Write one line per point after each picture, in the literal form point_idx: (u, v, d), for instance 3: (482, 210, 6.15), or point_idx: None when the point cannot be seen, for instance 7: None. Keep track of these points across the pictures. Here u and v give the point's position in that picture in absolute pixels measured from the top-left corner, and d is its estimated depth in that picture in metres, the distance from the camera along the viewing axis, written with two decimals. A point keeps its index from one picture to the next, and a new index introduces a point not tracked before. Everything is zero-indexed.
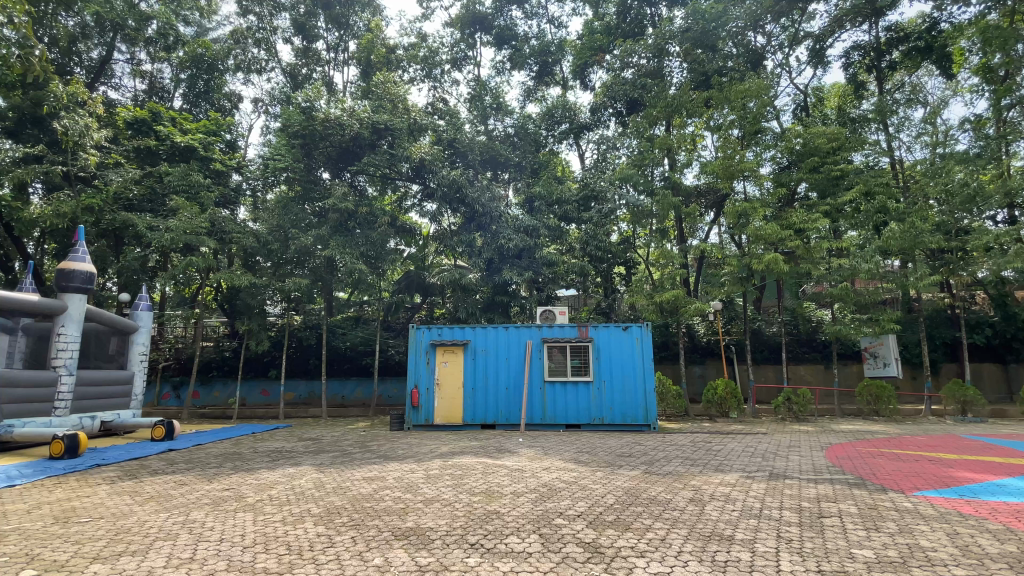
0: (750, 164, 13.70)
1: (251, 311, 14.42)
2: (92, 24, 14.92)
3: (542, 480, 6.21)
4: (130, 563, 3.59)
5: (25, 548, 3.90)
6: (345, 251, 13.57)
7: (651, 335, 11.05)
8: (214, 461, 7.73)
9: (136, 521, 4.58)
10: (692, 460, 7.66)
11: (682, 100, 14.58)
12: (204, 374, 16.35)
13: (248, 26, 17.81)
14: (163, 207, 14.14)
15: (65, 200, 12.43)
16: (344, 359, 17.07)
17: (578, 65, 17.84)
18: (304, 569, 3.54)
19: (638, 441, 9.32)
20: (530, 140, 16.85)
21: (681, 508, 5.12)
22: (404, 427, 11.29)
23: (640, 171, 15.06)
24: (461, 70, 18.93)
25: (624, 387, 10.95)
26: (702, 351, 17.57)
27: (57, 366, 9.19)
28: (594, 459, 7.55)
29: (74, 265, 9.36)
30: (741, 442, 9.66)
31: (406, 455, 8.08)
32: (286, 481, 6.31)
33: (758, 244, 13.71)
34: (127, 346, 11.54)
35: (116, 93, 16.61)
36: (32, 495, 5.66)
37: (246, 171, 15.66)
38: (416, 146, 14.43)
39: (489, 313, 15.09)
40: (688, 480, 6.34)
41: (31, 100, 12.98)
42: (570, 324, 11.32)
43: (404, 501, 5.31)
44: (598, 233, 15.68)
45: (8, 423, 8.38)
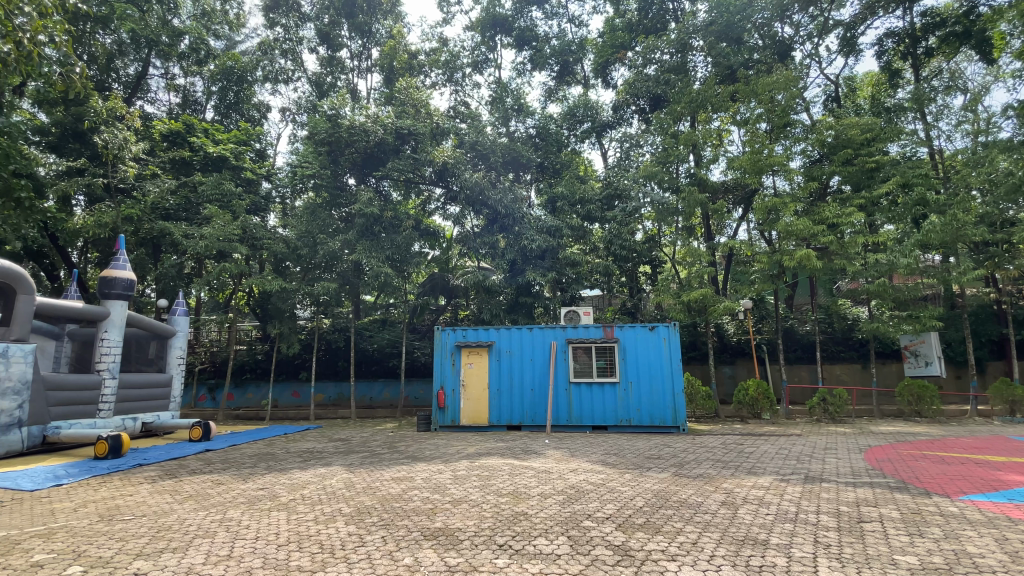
0: (780, 158, 13.30)
1: (282, 315, 14.81)
2: (128, 42, 15.54)
3: (570, 481, 6.18)
4: (171, 560, 3.71)
5: (73, 544, 4.09)
6: (372, 255, 13.84)
7: (678, 334, 10.84)
8: (248, 461, 7.94)
9: (177, 519, 4.74)
10: (723, 463, 7.49)
11: (707, 95, 14.28)
12: (238, 377, 16.85)
13: (275, 38, 18.36)
14: (197, 215, 14.63)
15: (107, 211, 13.00)
16: (372, 361, 17.33)
17: (599, 63, 17.65)
18: (336, 567, 3.59)
19: (667, 443, 9.17)
20: (552, 141, 16.79)
21: (713, 511, 5.00)
22: (431, 428, 11.44)
23: (665, 168, 14.79)
24: (482, 73, 19.02)
25: (651, 388, 10.77)
26: (732, 351, 17.20)
27: (102, 369, 9.63)
28: (622, 462, 7.45)
29: (116, 273, 9.79)
30: (775, 443, 9.40)
31: (433, 456, 8.18)
32: (318, 481, 6.44)
33: (790, 240, 13.34)
34: (167, 350, 11.94)
35: (152, 107, 17.27)
36: (79, 494, 5.93)
37: (276, 179, 16.10)
38: (439, 151, 14.74)
39: (513, 314, 15.10)
40: (719, 483, 6.20)
41: (73, 116, 13.68)
42: (595, 324, 11.21)
43: (432, 501, 5.36)
44: (621, 232, 15.34)
45: (56, 424, 8.70)
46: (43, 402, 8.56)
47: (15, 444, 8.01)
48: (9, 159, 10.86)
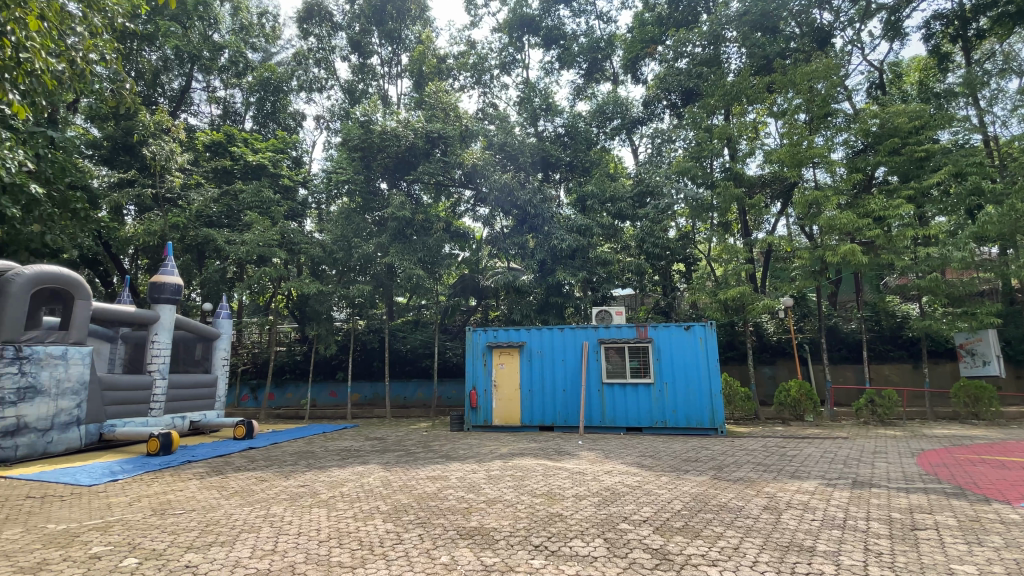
0: (820, 150, 12.77)
1: (320, 317, 15.21)
2: (172, 58, 16.30)
3: (605, 483, 6.10)
4: (220, 553, 3.85)
5: (128, 537, 4.29)
6: (404, 257, 14.08)
7: (715, 334, 10.54)
8: (289, 458, 8.19)
9: (224, 514, 4.93)
10: (765, 466, 7.24)
11: (742, 87, 13.89)
12: (278, 377, 17.40)
13: (309, 48, 18.90)
14: (238, 222, 15.21)
15: (156, 220, 13.76)
16: (405, 362, 17.58)
17: (627, 59, 17.36)
18: (375, 564, 3.65)
19: (705, 446, 8.93)
20: (582, 139, 16.64)
21: (756, 516, 4.84)
22: (464, 427, 11.54)
23: (698, 164, 14.46)
24: (510, 74, 19.04)
25: (688, 389, 10.53)
26: (772, 351, 16.67)
27: (153, 370, 10.16)
28: (658, 464, 7.29)
29: (165, 278, 10.33)
30: (819, 446, 9.04)
31: (467, 456, 8.21)
32: (356, 478, 6.58)
33: (832, 234, 12.79)
34: (212, 351, 12.44)
35: (195, 119, 18.08)
36: (134, 489, 6.24)
37: (312, 185, 16.65)
38: (468, 153, 14.84)
39: (544, 314, 15.03)
40: (761, 487, 6.00)
41: (123, 130, 14.47)
42: (628, 324, 11.03)
43: (467, 501, 5.38)
44: (655, 230, 14.95)
45: (112, 423, 9.17)
46: (100, 401, 9.02)
47: (75, 442, 8.46)
48: (66, 173, 11.53)
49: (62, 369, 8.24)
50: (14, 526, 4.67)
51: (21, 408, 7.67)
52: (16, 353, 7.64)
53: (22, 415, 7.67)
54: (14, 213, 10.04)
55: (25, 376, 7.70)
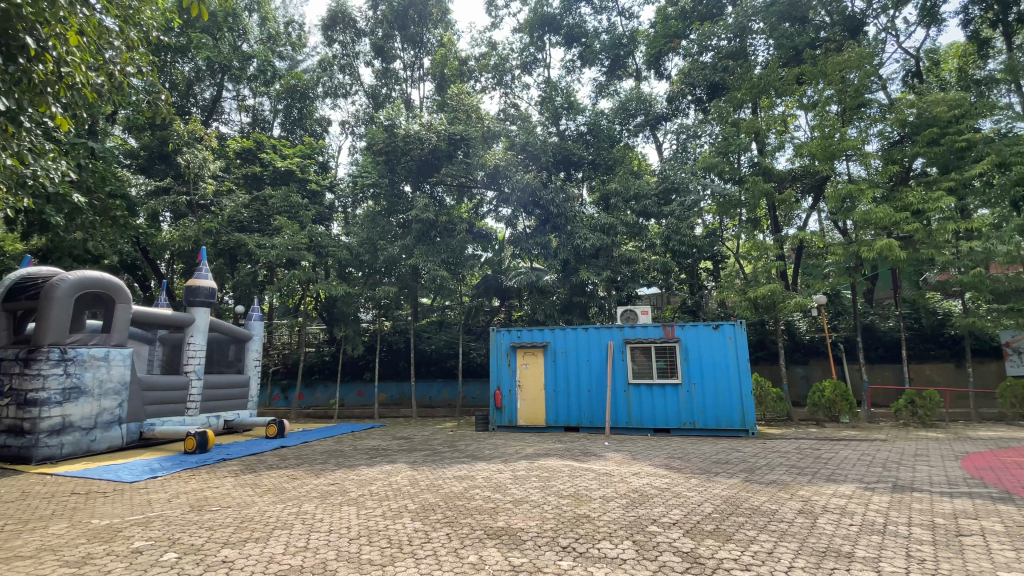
0: (853, 142, 12.34)
1: (347, 318, 15.46)
2: (204, 69, 16.89)
3: (632, 485, 6.02)
4: (255, 549, 3.95)
5: (168, 532, 4.44)
6: (428, 259, 14.24)
7: (745, 333, 10.31)
8: (320, 457, 8.35)
9: (258, 510, 5.06)
10: (799, 469, 7.03)
11: (770, 79, 13.53)
12: (308, 377, 17.79)
13: (333, 54, 19.27)
14: (268, 226, 15.60)
15: (190, 226, 14.28)
16: (430, 362, 17.73)
17: (651, 54, 17.13)
18: (404, 562, 3.68)
19: (736, 447, 8.73)
20: (604, 136, 16.50)
21: (790, 520, 4.70)
22: (489, 427, 11.59)
23: (725, 159, 14.15)
24: (531, 74, 19.01)
25: (717, 390, 10.31)
26: (805, 350, 16.20)
27: (189, 371, 10.53)
28: (687, 466, 7.16)
29: (199, 282, 10.69)
30: (856, 449, 8.73)
31: (493, 456, 8.23)
32: (385, 477, 6.66)
33: (868, 229, 12.34)
34: (244, 353, 12.78)
35: (226, 127, 18.63)
36: (173, 486, 6.46)
37: (338, 189, 16.98)
38: (490, 154, 14.91)
39: (568, 314, 14.93)
40: (795, 490, 5.82)
41: (158, 139, 15.06)
42: (654, 323, 10.88)
43: (494, 501, 5.38)
44: (681, 227, 14.58)
45: (151, 422, 9.51)
46: (140, 401, 9.37)
47: (116, 440, 8.81)
48: (105, 182, 12.02)
49: (105, 371, 8.58)
50: (62, 521, 4.88)
51: (66, 408, 8.00)
52: (62, 355, 7.94)
53: (67, 414, 8.00)
54: (58, 222, 10.75)
55: (71, 377, 8.03)
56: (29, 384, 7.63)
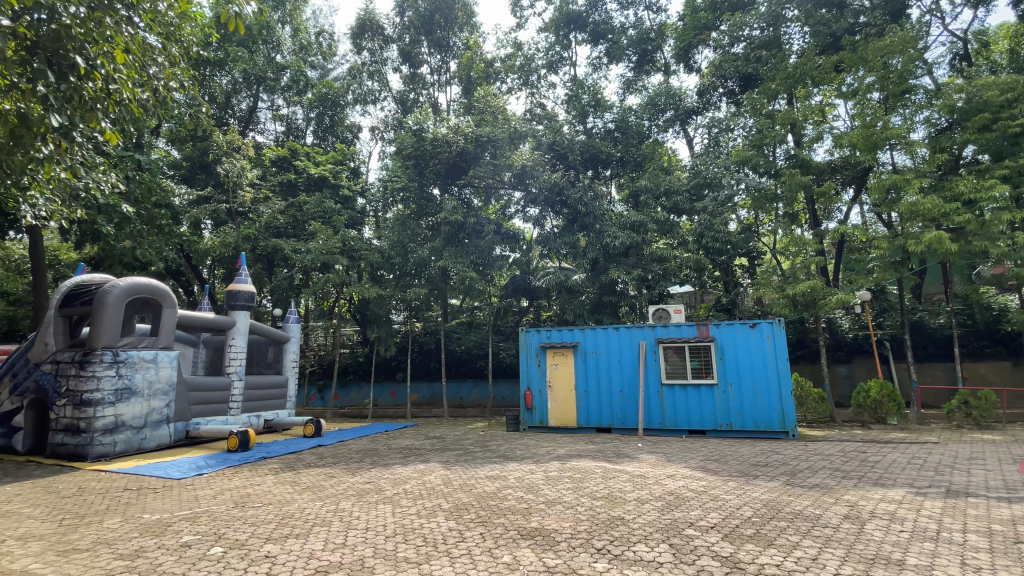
0: (898, 130, 11.76)
1: (379, 320, 15.69)
2: (241, 81, 17.53)
3: (668, 487, 5.90)
4: (295, 545, 4.06)
5: (214, 528, 4.62)
6: (457, 261, 14.42)
7: (784, 331, 9.96)
8: (355, 456, 8.51)
9: (298, 508, 5.21)
10: (844, 473, 6.75)
11: (806, 68, 13.05)
12: (343, 378, 18.20)
13: (362, 62, 19.68)
14: (303, 232, 16.06)
15: (230, 233, 14.85)
16: (460, 362, 17.86)
17: (679, 48, 16.84)
18: (440, 561, 3.72)
19: (776, 449, 8.46)
20: (633, 133, 16.25)
21: (835, 525, 4.51)
22: (520, 428, 11.60)
23: (760, 152, 13.69)
24: (557, 73, 18.93)
25: (755, 391, 10.01)
26: (848, 349, 15.55)
27: (231, 371, 10.95)
28: (724, 469, 6.97)
29: (240, 287, 11.07)
30: (905, 452, 8.33)
31: (524, 456, 8.23)
32: (418, 476, 6.74)
33: (914, 221, 11.73)
34: (282, 354, 13.20)
35: (262, 137, 19.27)
36: (217, 483, 6.72)
37: (369, 194, 17.40)
38: (517, 155, 14.95)
39: (598, 314, 14.73)
40: (840, 495, 5.59)
41: (199, 150, 15.75)
42: (688, 322, 10.64)
43: (527, 501, 5.39)
44: (715, 224, 14.08)
45: (196, 421, 9.94)
46: (186, 401, 9.80)
47: (165, 438, 9.24)
48: (151, 193, 12.64)
49: (153, 372, 9.01)
50: (115, 516, 5.14)
51: (119, 407, 8.43)
52: (114, 357, 8.34)
53: (119, 414, 8.43)
54: (109, 230, 11.24)
55: (122, 378, 8.45)
56: (85, 385, 8.05)
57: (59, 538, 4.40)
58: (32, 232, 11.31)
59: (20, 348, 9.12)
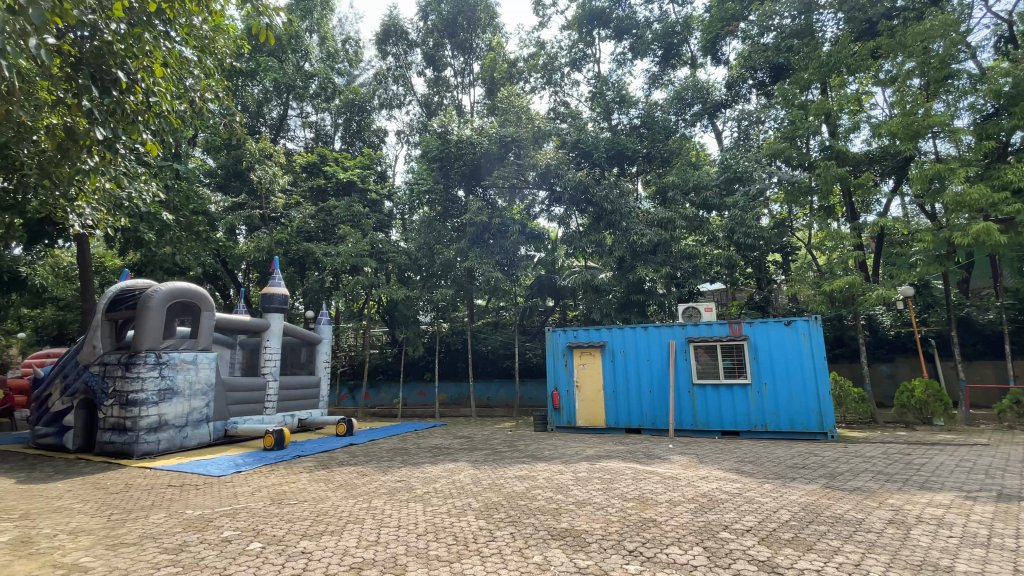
0: (941, 117, 11.20)
1: (407, 321, 15.91)
2: (271, 90, 18.03)
3: (701, 489, 5.79)
4: (330, 541, 4.16)
5: (252, 523, 4.77)
6: (483, 261, 14.54)
7: (821, 329, 9.63)
8: (386, 455, 8.65)
9: (332, 505, 5.32)
10: (887, 476, 6.47)
11: (841, 56, 12.56)
12: (373, 378, 18.53)
13: (387, 67, 19.97)
14: (333, 235, 16.43)
15: (264, 238, 15.29)
16: (487, 362, 17.93)
17: (707, 40, 16.49)
18: (471, 560, 3.74)
19: (813, 451, 8.19)
20: (660, 128, 15.98)
21: (879, 530, 4.33)
22: (548, 428, 11.59)
23: (793, 145, 13.25)
24: (581, 70, 18.78)
25: (791, 391, 9.71)
26: (889, 347, 14.93)
27: (266, 372, 11.28)
28: (760, 471, 6.78)
29: (273, 290, 11.38)
30: (954, 454, 7.93)
31: (553, 456, 8.21)
32: (448, 475, 6.81)
33: (960, 212, 11.16)
34: (314, 355, 13.50)
35: (292, 144, 19.77)
36: (255, 480, 6.94)
37: (396, 197, 17.74)
38: (541, 154, 14.91)
39: (625, 313, 14.54)
40: (883, 498, 5.36)
41: (233, 158, 16.30)
42: (719, 321, 10.39)
43: (556, 501, 5.37)
44: (746, 218, 13.76)
45: (234, 420, 10.27)
46: (225, 401, 10.13)
47: (205, 437, 9.58)
48: (189, 201, 13.17)
49: (193, 373, 9.36)
50: (160, 511, 5.36)
51: (162, 407, 8.79)
52: (157, 359, 8.70)
53: (162, 413, 8.79)
54: (150, 236, 11.71)
55: (165, 379, 8.81)
56: (130, 385, 8.42)
57: (108, 532, 4.62)
58: (79, 240, 11.91)
59: (70, 351, 9.60)
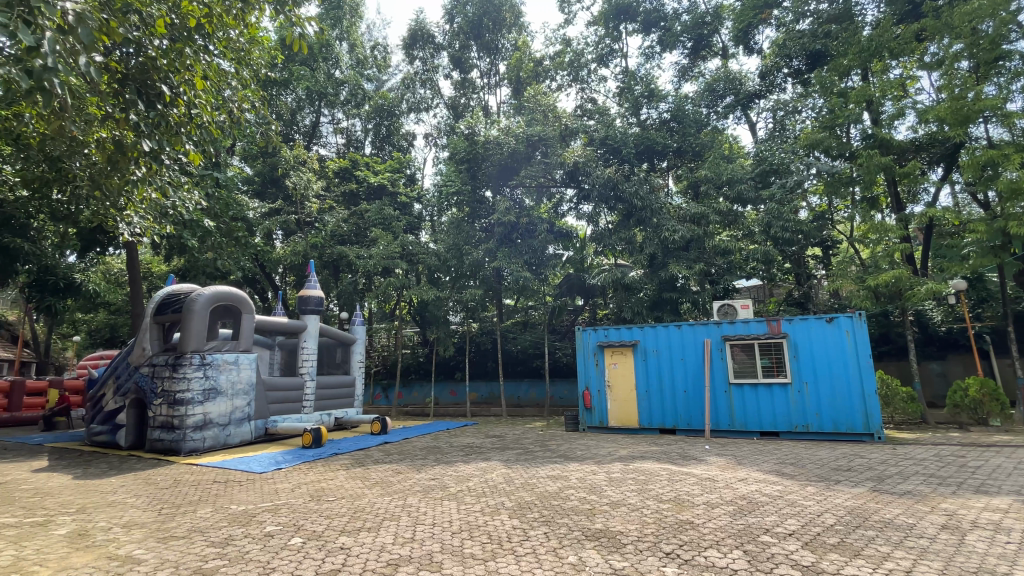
0: (993, 100, 10.54)
1: (438, 321, 16.10)
2: (304, 98, 18.55)
3: (739, 491, 5.64)
4: (368, 538, 4.24)
5: (293, 519, 4.91)
6: (511, 261, 14.59)
7: (866, 326, 9.23)
8: (420, 454, 8.76)
9: (368, 502, 5.43)
10: (940, 479, 6.14)
11: (882, 41, 11.95)
12: (405, 377, 18.84)
13: (415, 71, 20.22)
14: (365, 238, 16.75)
15: (299, 242, 15.70)
16: (517, 362, 17.93)
17: (739, 30, 16.05)
18: (505, 558, 3.75)
19: (859, 453, 7.85)
20: (690, 121, 15.64)
21: (931, 535, 4.12)
22: (579, 428, 11.53)
23: (832, 134, 12.73)
24: (608, 66, 18.61)
25: (834, 390, 9.35)
26: (940, 344, 14.15)
27: (303, 372, 11.62)
28: (801, 473, 6.55)
29: (309, 292, 11.71)
30: (1014, 456, 7.45)
31: (585, 456, 8.14)
32: (481, 474, 6.84)
33: (1017, 200, 10.50)
34: (349, 355, 13.81)
35: (325, 150, 20.28)
36: (295, 477, 7.15)
37: (425, 200, 17.99)
38: (569, 151, 14.83)
39: (657, 311, 14.30)
40: (936, 503, 5.09)
41: (269, 166, 16.84)
42: (757, 318, 10.09)
43: (590, 501, 5.33)
44: (783, 212, 13.32)
45: (274, 419, 10.61)
46: (265, 400, 10.48)
47: (247, 435, 9.95)
48: (228, 208, 13.66)
49: (235, 373, 9.73)
50: (207, 506, 5.59)
51: (207, 406, 9.17)
52: (202, 360, 9.07)
53: (207, 412, 9.17)
54: (193, 243, 12.27)
55: (209, 379, 9.19)
56: (178, 385, 8.82)
57: (159, 526, 4.85)
58: (128, 247, 12.54)
59: (121, 353, 10.10)
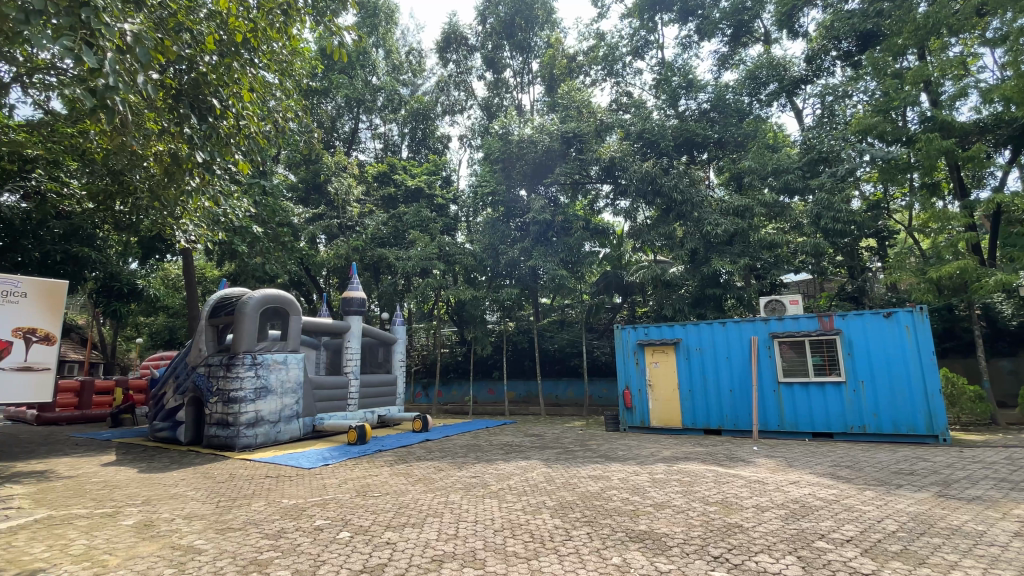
0: None
1: (475, 320, 16.24)
2: (343, 105, 19.12)
3: (791, 494, 5.41)
4: (412, 533, 4.32)
5: (341, 514, 5.06)
6: (547, 259, 14.58)
7: (928, 321, 8.67)
8: (460, 452, 8.85)
9: (412, 499, 5.53)
10: (1015, 484, 5.69)
11: (939, 16, 11.08)
12: (444, 376, 19.10)
13: (449, 74, 20.45)
14: (403, 240, 17.06)
15: (342, 245, 16.15)
16: (555, 361, 17.82)
17: (782, 13, 15.41)
18: (548, 558, 3.74)
19: (923, 456, 7.36)
20: (731, 111, 15.19)
21: (1004, 544, 3.82)
22: (620, 428, 11.37)
23: (886, 118, 12.02)
24: (643, 58, 18.24)
25: (894, 390, 8.84)
26: (1012, 339, 13.11)
27: (347, 371, 11.97)
28: (858, 476, 6.23)
29: (352, 294, 12.04)
30: None
31: (627, 456, 8.01)
32: (521, 473, 6.85)
33: None
34: (390, 355, 14.12)
35: (364, 155, 20.81)
36: (341, 473, 7.37)
37: (460, 202, 18.16)
38: (605, 147, 14.70)
39: (699, 308, 13.91)
40: (1009, 509, 4.73)
41: (312, 172, 17.44)
42: (807, 314, 9.65)
43: (633, 502, 5.24)
44: (834, 202, 12.67)
45: (320, 416, 10.98)
46: (312, 398, 10.87)
47: (295, 432, 10.34)
48: (275, 215, 14.20)
49: (284, 373, 10.14)
50: (260, 500, 5.85)
51: (258, 404, 9.60)
52: (253, 361, 9.50)
53: (259, 410, 9.60)
54: (243, 248, 12.94)
55: (260, 378, 9.62)
56: (232, 384, 9.27)
57: (217, 517, 5.11)
58: (184, 253, 13.25)
59: (179, 354, 10.69)
